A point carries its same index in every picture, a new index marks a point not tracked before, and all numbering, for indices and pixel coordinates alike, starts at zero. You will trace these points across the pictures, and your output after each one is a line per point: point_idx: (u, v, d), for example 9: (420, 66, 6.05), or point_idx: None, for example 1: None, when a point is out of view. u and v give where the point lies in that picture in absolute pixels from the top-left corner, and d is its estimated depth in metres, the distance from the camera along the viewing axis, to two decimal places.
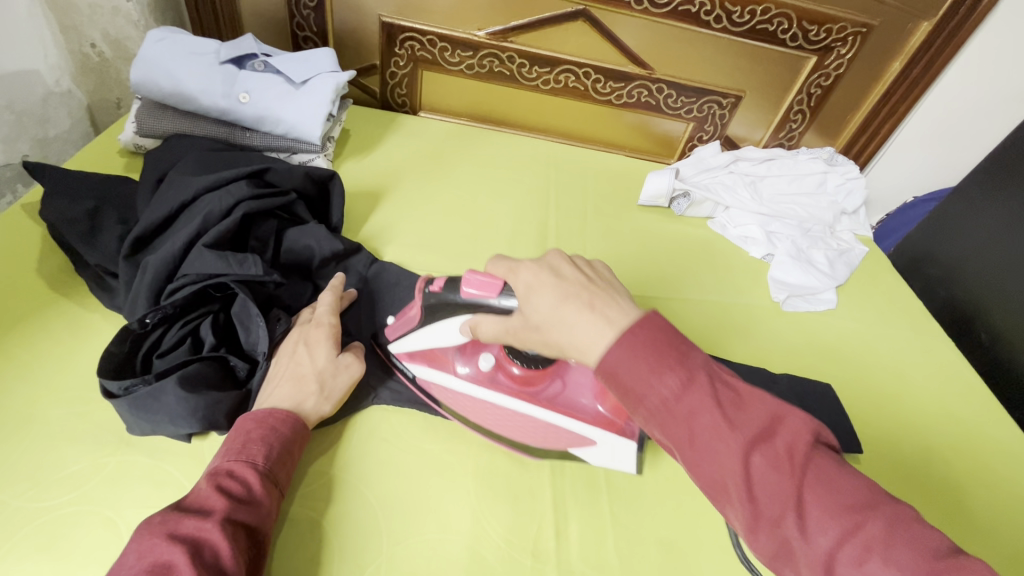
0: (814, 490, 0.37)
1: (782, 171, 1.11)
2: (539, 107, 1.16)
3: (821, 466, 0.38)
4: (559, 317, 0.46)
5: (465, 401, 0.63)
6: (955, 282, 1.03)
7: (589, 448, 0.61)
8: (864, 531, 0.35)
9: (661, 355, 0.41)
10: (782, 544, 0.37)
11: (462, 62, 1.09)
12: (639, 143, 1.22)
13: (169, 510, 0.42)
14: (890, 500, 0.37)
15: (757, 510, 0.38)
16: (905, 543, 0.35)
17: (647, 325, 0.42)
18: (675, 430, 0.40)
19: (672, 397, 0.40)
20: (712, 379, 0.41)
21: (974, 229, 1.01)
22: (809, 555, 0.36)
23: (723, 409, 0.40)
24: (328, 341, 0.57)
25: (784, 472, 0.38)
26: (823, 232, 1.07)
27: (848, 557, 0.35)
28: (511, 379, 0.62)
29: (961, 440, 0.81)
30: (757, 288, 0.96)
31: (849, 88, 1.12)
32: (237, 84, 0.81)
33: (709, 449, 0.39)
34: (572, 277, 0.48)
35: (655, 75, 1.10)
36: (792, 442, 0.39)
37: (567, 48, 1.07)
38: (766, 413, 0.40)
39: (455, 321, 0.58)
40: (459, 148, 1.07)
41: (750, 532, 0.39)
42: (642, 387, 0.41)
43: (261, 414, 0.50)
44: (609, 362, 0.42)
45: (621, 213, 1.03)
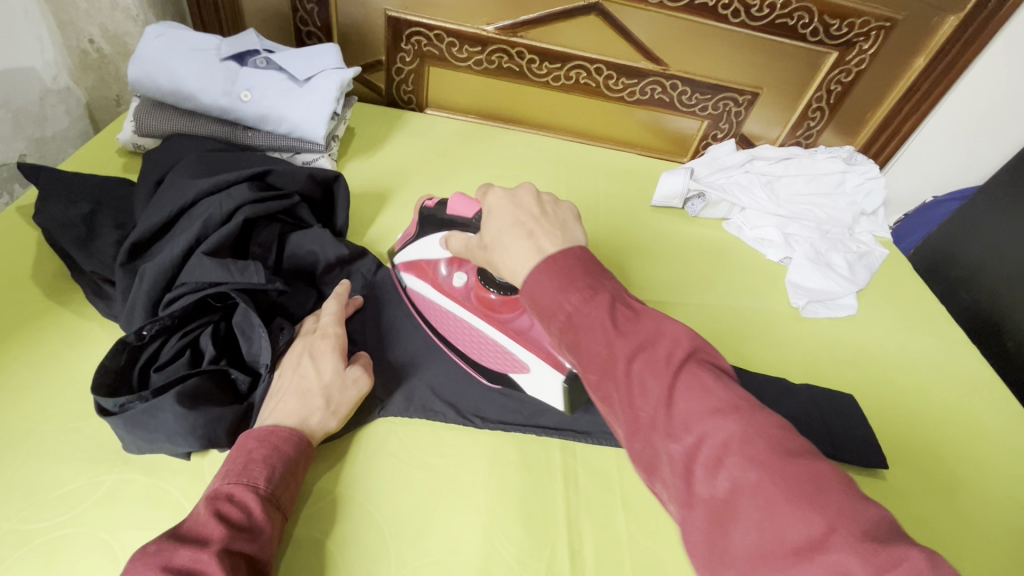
0: (686, 395, 0.35)
1: (799, 171, 1.08)
2: (549, 104, 1.13)
3: (700, 376, 0.36)
4: (500, 240, 0.45)
5: (436, 306, 0.67)
6: (980, 286, 0.99)
7: (524, 375, 0.63)
8: (726, 435, 0.33)
9: (572, 276, 0.39)
10: (651, 450, 0.35)
11: (470, 58, 1.06)
12: (651, 141, 1.19)
13: (165, 539, 0.40)
14: (764, 411, 0.34)
15: (636, 415, 0.36)
16: (765, 444, 0.32)
17: (568, 253, 0.41)
18: (572, 343, 0.38)
19: (575, 311, 0.38)
20: (613, 298, 0.39)
21: (1000, 231, 0.97)
22: (670, 457, 0.34)
23: (615, 319, 0.38)
24: (335, 353, 0.55)
25: (664, 378, 0.35)
26: (842, 234, 1.03)
27: (706, 460, 0.32)
28: (480, 302, 0.64)
29: (989, 452, 0.78)
30: (774, 293, 0.93)
31: (870, 84, 1.09)
32: (239, 81, 0.78)
33: (597, 358, 0.37)
34: (527, 207, 0.47)
35: (669, 71, 1.06)
36: (673, 351, 0.37)
37: (579, 43, 1.03)
38: (657, 328, 0.38)
39: (435, 238, 0.62)
40: (466, 147, 1.04)
41: (628, 439, 0.36)
42: (547, 300, 0.39)
43: (263, 432, 0.48)
44: (530, 290, 0.41)
45: (634, 214, 1.00)
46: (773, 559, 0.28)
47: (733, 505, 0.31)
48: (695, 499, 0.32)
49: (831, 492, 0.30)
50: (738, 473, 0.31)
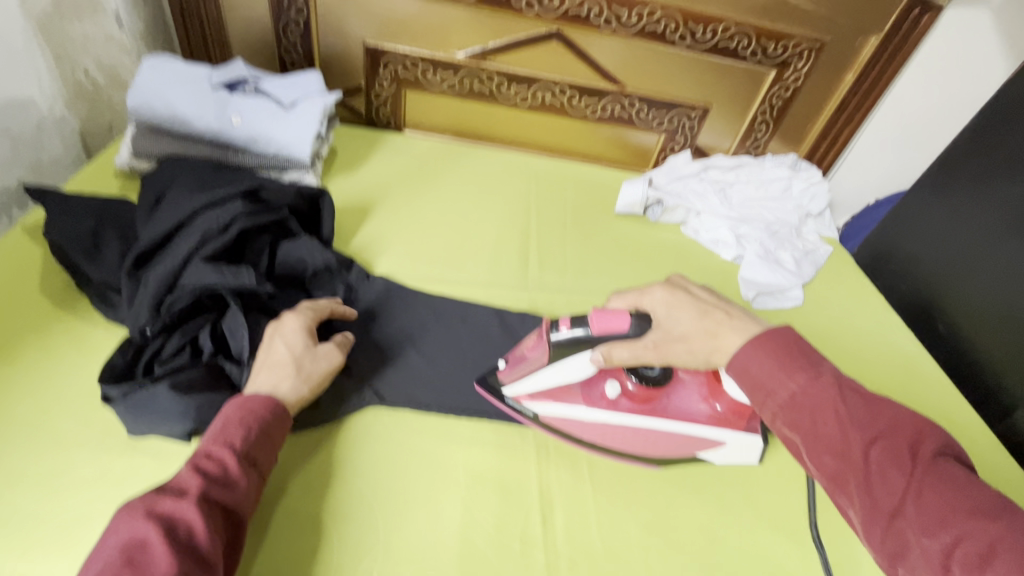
0: (932, 490, 0.44)
1: (749, 178, 1.18)
2: (518, 123, 1.21)
3: (944, 471, 0.46)
4: (702, 326, 0.58)
5: (585, 426, 0.67)
6: (913, 277, 1.09)
7: (718, 449, 0.67)
8: (975, 533, 0.42)
9: (792, 359, 0.52)
10: (898, 539, 0.44)
11: (443, 82, 1.14)
12: (614, 154, 1.28)
13: (152, 491, 0.46)
14: (1016, 512, 0.43)
15: (875, 502, 0.46)
16: (1023, 543, 0.40)
17: (777, 335, 0.54)
18: (802, 425, 0.50)
19: (798, 394, 0.51)
20: (839, 384, 0.51)
21: (927, 225, 1.06)
22: (927, 550, 0.43)
23: (845, 406, 0.49)
24: (303, 331, 0.61)
25: (905, 470, 0.46)
26: (790, 234, 1.13)
27: (964, 557, 0.41)
28: (634, 401, 0.67)
29: (923, 423, 0.85)
30: (728, 289, 1.01)
31: (808, 99, 1.20)
32: (229, 106, 0.85)
33: (836, 445, 0.48)
34: (702, 298, 0.60)
35: (627, 91, 1.16)
36: (917, 449, 0.47)
37: (543, 66, 1.13)
38: (894, 418, 0.49)
39: (584, 358, 0.63)
40: (442, 164, 1.12)
41: (867, 524, 0.46)
42: (773, 382, 0.52)
43: (241, 398, 0.53)
44: (742, 363, 0.54)
45: (599, 221, 1.08)
46: None
47: None
48: None
49: None
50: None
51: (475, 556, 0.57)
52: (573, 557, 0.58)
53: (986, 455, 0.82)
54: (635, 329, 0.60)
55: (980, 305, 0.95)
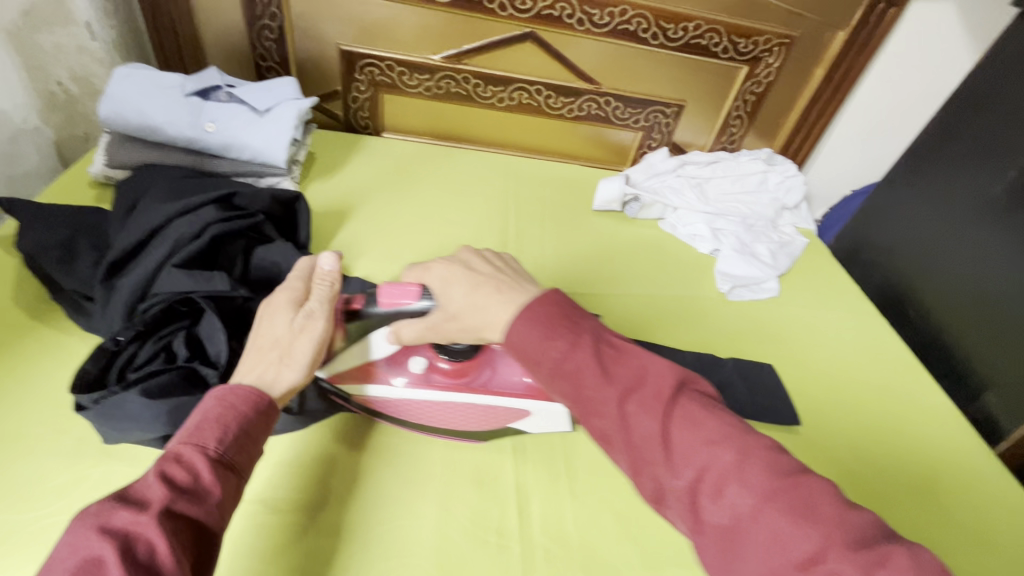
0: (678, 428, 0.43)
1: (726, 172, 1.20)
2: (496, 124, 1.22)
3: (685, 408, 0.44)
4: (474, 301, 0.54)
5: (413, 406, 0.67)
6: (887, 266, 1.11)
7: (526, 420, 0.68)
8: (717, 465, 0.41)
9: (553, 324, 0.49)
10: (656, 482, 0.43)
11: (420, 85, 1.15)
12: (593, 153, 1.29)
13: (109, 499, 0.41)
14: (750, 432, 0.43)
15: (635, 453, 0.44)
16: (757, 468, 0.41)
17: (547, 300, 0.51)
18: (566, 387, 0.47)
19: (562, 360, 0.47)
20: (595, 342, 0.48)
21: (899, 214, 1.08)
22: (676, 490, 0.42)
23: (601, 364, 0.46)
24: (286, 309, 0.58)
25: (656, 415, 0.44)
26: (766, 227, 1.15)
27: (708, 488, 0.41)
28: (445, 376, 0.68)
29: (896, 407, 0.87)
30: (705, 282, 1.03)
31: (781, 94, 1.22)
32: (203, 114, 0.86)
33: (597, 405, 0.45)
34: (479, 270, 0.57)
35: (602, 89, 1.17)
36: (660, 389, 0.45)
37: (518, 67, 1.14)
38: (639, 368, 0.46)
39: (384, 333, 0.65)
40: (421, 166, 1.13)
41: (635, 475, 0.45)
42: (536, 353, 0.48)
43: (222, 393, 0.49)
44: (514, 337, 0.49)
45: (577, 219, 1.09)
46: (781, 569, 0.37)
47: (740, 525, 0.40)
48: (704, 521, 0.41)
49: (819, 501, 0.39)
50: (736, 497, 0.40)
51: (451, 551, 0.57)
52: (548, 548, 0.58)
53: (957, 438, 0.83)
54: (411, 303, 0.61)
55: (949, 292, 0.97)
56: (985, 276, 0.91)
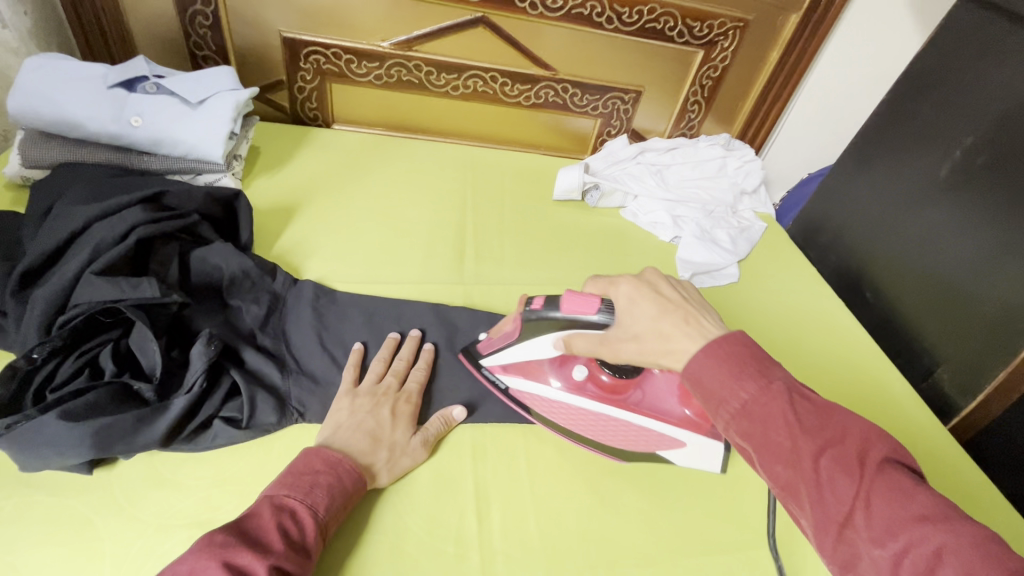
0: (880, 498, 0.41)
1: (685, 159, 1.20)
2: (451, 113, 1.19)
3: (891, 476, 0.42)
4: (659, 329, 0.54)
5: (551, 407, 0.68)
6: (842, 248, 1.12)
7: (678, 451, 0.66)
8: (934, 542, 0.38)
9: (743, 365, 0.48)
10: (849, 548, 0.41)
11: (370, 73, 1.10)
12: (553, 141, 1.27)
13: (230, 532, 0.44)
14: (965, 518, 0.39)
15: (827, 511, 0.42)
16: (972, 548, 0.37)
17: (734, 339, 0.50)
18: (753, 432, 0.46)
19: (750, 402, 0.46)
20: (790, 390, 0.46)
21: (853, 195, 1.10)
22: (876, 559, 0.40)
23: (797, 414, 0.45)
24: (407, 417, 0.62)
25: (854, 478, 0.42)
26: (725, 212, 1.15)
27: (916, 564, 0.38)
28: (601, 388, 0.68)
29: (853, 387, 0.89)
30: (667, 270, 1.02)
31: (736, 78, 1.22)
32: (128, 107, 0.79)
33: (783, 453, 0.44)
34: (667, 295, 0.56)
35: (559, 76, 1.15)
36: (863, 452, 0.43)
37: (471, 53, 1.10)
38: (840, 425, 0.45)
39: (554, 336, 0.64)
40: (373, 159, 1.08)
41: (820, 534, 0.43)
42: (722, 391, 0.48)
43: (333, 458, 0.53)
44: (694, 371, 0.50)
45: (537, 209, 1.07)
46: None
47: None
48: None
49: None
50: None
51: (409, 564, 0.55)
52: (509, 554, 0.57)
53: (911, 413, 0.86)
54: (597, 314, 0.59)
55: (902, 271, 0.99)
56: (935, 254, 0.93)
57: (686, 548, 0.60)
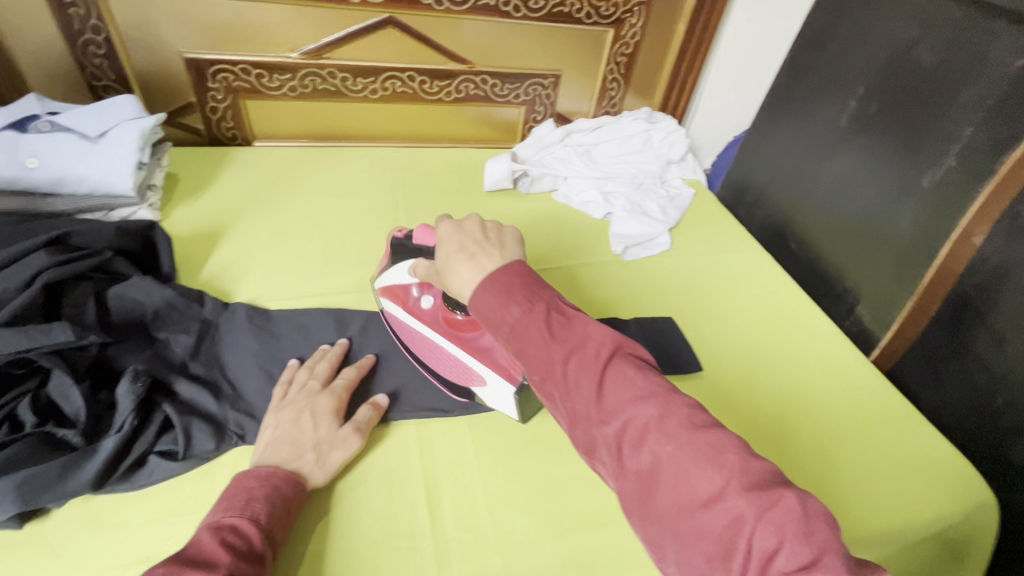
0: (612, 388, 0.45)
1: (611, 136, 1.24)
2: (375, 117, 1.18)
3: (620, 369, 0.46)
4: (449, 262, 0.55)
5: (403, 324, 0.74)
6: (765, 204, 1.18)
7: (482, 388, 0.68)
8: (646, 418, 0.43)
9: (511, 291, 0.50)
10: (590, 435, 0.45)
11: (283, 85, 1.08)
12: (482, 134, 1.28)
13: (171, 563, 0.43)
14: (676, 394, 0.45)
15: (574, 406, 0.46)
16: (678, 423, 0.43)
17: (508, 270, 0.51)
18: (517, 348, 0.48)
19: (517, 322, 0.48)
20: (548, 309, 0.49)
21: (769, 151, 1.15)
22: (606, 439, 0.45)
23: (550, 327, 0.48)
24: (332, 415, 0.62)
25: (594, 375, 0.45)
26: (654, 183, 1.19)
27: (632, 439, 0.43)
28: (445, 321, 0.71)
29: (784, 336, 0.93)
30: (601, 245, 1.05)
31: (649, 52, 1.26)
32: (22, 149, 0.76)
33: (540, 363, 0.47)
34: (470, 234, 0.56)
35: (476, 68, 1.16)
36: (600, 352, 0.47)
37: (384, 55, 1.10)
38: (585, 333, 0.48)
39: (407, 264, 0.72)
40: (299, 173, 1.07)
41: (573, 428, 0.47)
42: (494, 316, 0.49)
43: (264, 473, 0.54)
44: (477, 304, 0.51)
45: (470, 202, 1.08)
46: (685, 507, 0.40)
47: (656, 472, 0.42)
48: (626, 467, 0.43)
49: (726, 453, 0.41)
50: (656, 447, 0.42)
51: (365, 565, 0.56)
52: (463, 539, 0.58)
53: (838, 353, 0.91)
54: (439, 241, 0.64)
55: (820, 219, 1.04)
56: (844, 200, 0.99)
57: None
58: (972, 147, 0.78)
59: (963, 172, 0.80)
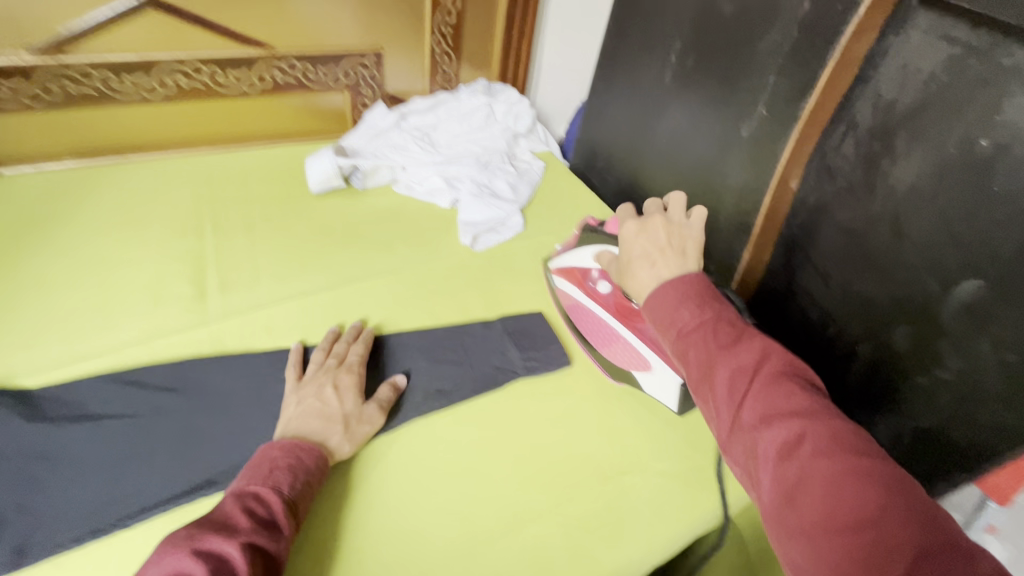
0: (772, 401, 0.43)
1: (450, 115, 1.15)
2: (162, 120, 0.98)
3: (786, 385, 0.44)
4: (632, 263, 0.59)
5: (577, 303, 0.79)
6: (615, 168, 1.17)
7: (647, 375, 0.70)
8: (805, 434, 0.41)
9: (686, 294, 0.51)
10: (741, 441, 0.44)
11: (17, 94, 0.86)
12: (305, 126, 1.13)
13: (194, 526, 0.46)
14: (844, 422, 0.42)
15: (724, 409, 0.45)
16: (840, 446, 0.40)
17: (688, 275, 0.53)
18: (679, 352, 0.48)
19: (686, 325, 0.49)
20: (720, 316, 0.49)
21: (610, 112, 1.12)
22: (758, 451, 0.42)
23: (717, 333, 0.47)
24: (357, 392, 0.64)
25: (755, 383, 0.44)
26: (501, 160, 1.12)
27: (785, 452, 0.41)
28: (617, 304, 0.74)
29: None
30: (450, 235, 0.96)
31: (476, 20, 1.17)
32: None
33: (700, 367, 0.47)
34: (655, 237, 0.60)
35: (279, 52, 1.00)
36: (767, 368, 0.45)
37: (152, 44, 0.91)
38: (758, 344, 0.47)
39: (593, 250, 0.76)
40: (64, 203, 0.87)
41: (722, 433, 0.45)
42: (664, 315, 0.51)
43: (287, 443, 0.56)
44: (652, 300, 0.53)
45: (296, 208, 0.94)
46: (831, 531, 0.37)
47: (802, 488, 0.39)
48: (771, 476, 0.41)
49: (890, 487, 0.38)
50: (809, 464, 0.40)
51: None
52: None
53: None
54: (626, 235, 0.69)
55: (664, 179, 1.04)
56: (680, 158, 0.99)
57: (494, 534, 0.58)
58: (776, 96, 0.80)
59: (774, 120, 0.81)
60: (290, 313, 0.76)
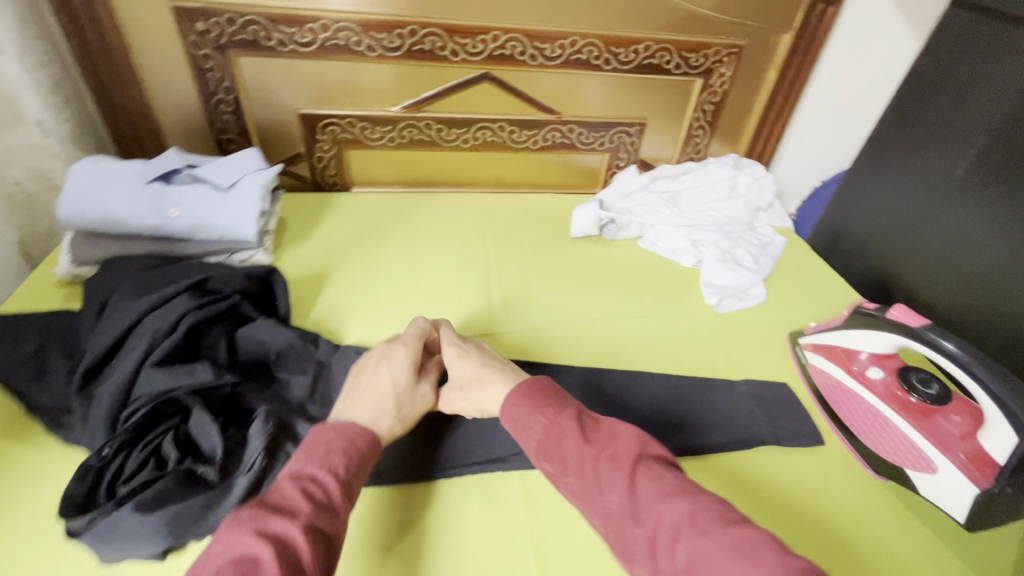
0: (644, 489, 0.50)
1: (696, 183, 1.22)
2: (464, 163, 1.23)
3: (646, 473, 0.51)
4: (478, 379, 0.68)
5: (837, 384, 0.81)
6: (866, 254, 1.11)
7: (929, 475, 0.68)
8: (683, 514, 0.47)
9: (540, 401, 0.60)
10: (624, 532, 0.50)
11: (382, 136, 1.15)
12: (564, 179, 1.31)
13: (255, 507, 0.48)
14: (708, 497, 0.49)
15: (606, 504, 0.51)
16: (714, 522, 0.46)
17: (538, 382, 0.63)
18: (552, 452, 0.56)
19: (549, 425, 0.57)
20: (579, 415, 0.58)
21: (872, 199, 1.08)
22: (638, 540, 0.48)
23: (581, 432, 0.56)
24: (407, 371, 0.69)
25: (620, 476, 0.51)
26: (744, 231, 1.15)
27: (665, 539, 0.47)
28: (893, 395, 0.75)
29: None
30: (692, 293, 1.02)
31: (737, 101, 1.25)
32: (167, 199, 0.86)
33: (572, 465, 0.54)
34: (475, 358, 0.72)
35: (564, 118, 1.19)
36: (626, 457, 0.53)
37: (478, 107, 1.15)
38: (612, 437, 0.55)
39: (868, 337, 0.78)
40: (394, 218, 1.13)
41: (608, 528, 0.51)
42: (526, 419, 0.59)
43: (342, 427, 0.59)
44: (510, 413, 0.61)
45: (558, 248, 1.09)
46: None
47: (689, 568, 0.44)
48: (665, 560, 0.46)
49: (766, 551, 0.43)
50: (688, 542, 0.45)
51: None
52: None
53: None
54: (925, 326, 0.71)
55: (933, 275, 0.98)
56: (961, 255, 0.93)
57: None
58: None
59: None
60: (558, 336, 0.88)
